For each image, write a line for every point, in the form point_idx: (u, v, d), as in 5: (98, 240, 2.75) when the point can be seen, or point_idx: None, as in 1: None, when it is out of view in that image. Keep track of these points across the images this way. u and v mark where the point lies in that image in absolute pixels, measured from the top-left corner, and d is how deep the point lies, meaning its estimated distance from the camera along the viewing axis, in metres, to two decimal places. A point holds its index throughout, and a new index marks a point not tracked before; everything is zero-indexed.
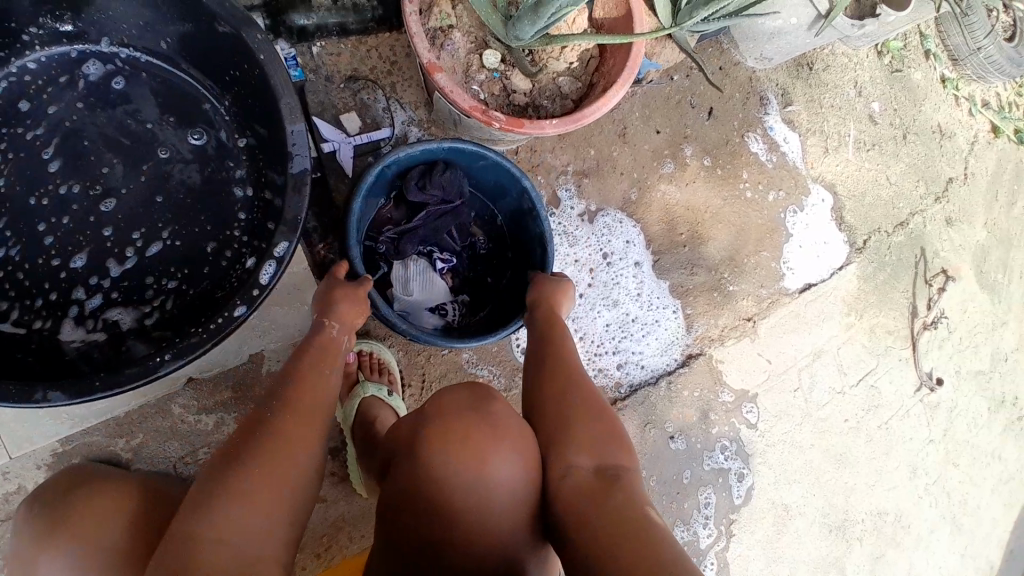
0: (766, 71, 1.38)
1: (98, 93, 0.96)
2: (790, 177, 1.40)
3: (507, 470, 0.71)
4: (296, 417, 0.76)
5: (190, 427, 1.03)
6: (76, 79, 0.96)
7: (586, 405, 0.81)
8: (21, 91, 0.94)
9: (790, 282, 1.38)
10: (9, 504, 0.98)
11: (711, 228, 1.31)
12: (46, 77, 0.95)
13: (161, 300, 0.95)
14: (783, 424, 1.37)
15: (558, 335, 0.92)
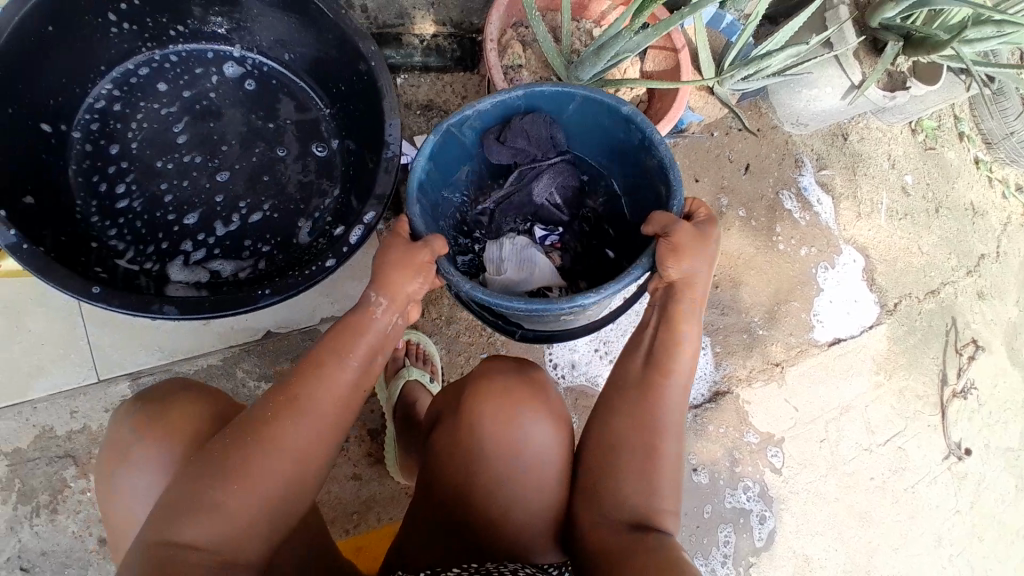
0: (802, 136, 1.48)
1: (226, 88, 1.13)
2: (822, 236, 1.46)
3: (534, 442, 0.78)
4: (298, 418, 0.76)
5: (249, 393, 1.13)
6: (208, 73, 1.14)
7: (648, 436, 0.78)
8: (162, 75, 1.13)
9: (820, 334, 1.43)
10: (70, 442, 1.09)
11: (743, 273, 1.39)
12: (184, 66, 1.13)
13: (255, 260, 1.07)
14: (807, 474, 1.38)
15: (650, 370, 0.82)
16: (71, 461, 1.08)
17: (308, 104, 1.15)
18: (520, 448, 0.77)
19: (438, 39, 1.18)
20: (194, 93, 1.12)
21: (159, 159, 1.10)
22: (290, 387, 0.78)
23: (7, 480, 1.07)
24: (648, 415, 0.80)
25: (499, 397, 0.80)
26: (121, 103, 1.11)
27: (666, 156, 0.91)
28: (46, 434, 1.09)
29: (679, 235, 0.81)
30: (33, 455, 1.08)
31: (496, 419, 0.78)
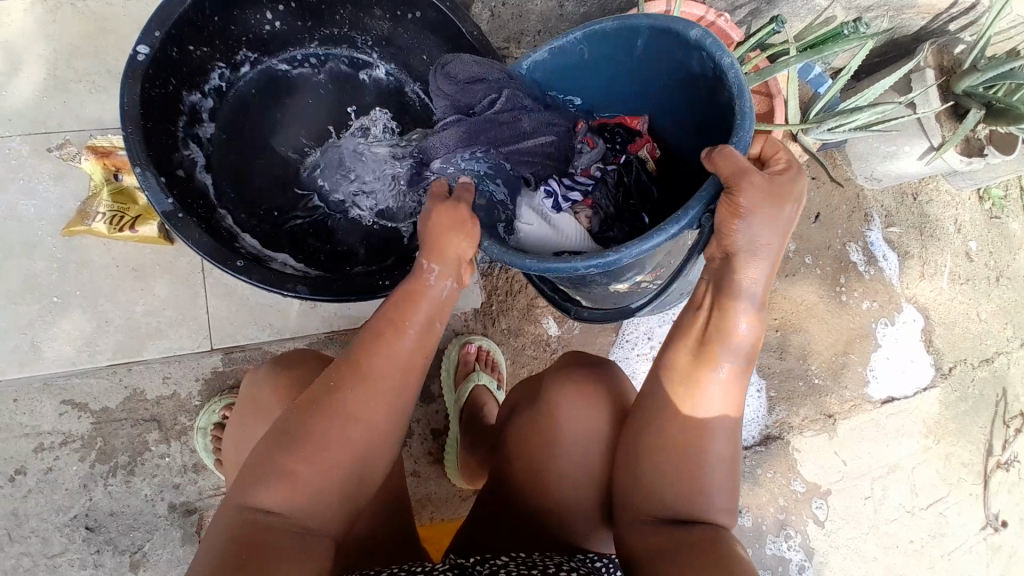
0: (873, 192, 1.49)
1: (357, 92, 1.17)
2: (884, 292, 1.47)
3: (588, 425, 0.84)
4: (363, 391, 0.74)
5: None
6: (342, 76, 1.17)
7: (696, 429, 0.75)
8: (299, 72, 1.16)
9: (874, 390, 1.42)
10: (158, 407, 1.13)
11: (805, 320, 1.38)
12: (319, 67, 1.17)
13: (364, 251, 1.12)
14: (849, 529, 1.37)
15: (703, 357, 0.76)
16: (156, 426, 1.13)
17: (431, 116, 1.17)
18: (576, 439, 0.84)
19: None
20: (331, 93, 1.16)
21: (290, 149, 1.13)
22: (354, 355, 0.76)
23: (90, 437, 1.11)
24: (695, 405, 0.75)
25: (569, 391, 0.85)
26: (257, 91, 1.14)
27: (737, 85, 0.76)
28: (136, 397, 1.13)
29: (742, 192, 0.70)
30: (121, 415, 1.12)
31: (574, 410, 0.84)
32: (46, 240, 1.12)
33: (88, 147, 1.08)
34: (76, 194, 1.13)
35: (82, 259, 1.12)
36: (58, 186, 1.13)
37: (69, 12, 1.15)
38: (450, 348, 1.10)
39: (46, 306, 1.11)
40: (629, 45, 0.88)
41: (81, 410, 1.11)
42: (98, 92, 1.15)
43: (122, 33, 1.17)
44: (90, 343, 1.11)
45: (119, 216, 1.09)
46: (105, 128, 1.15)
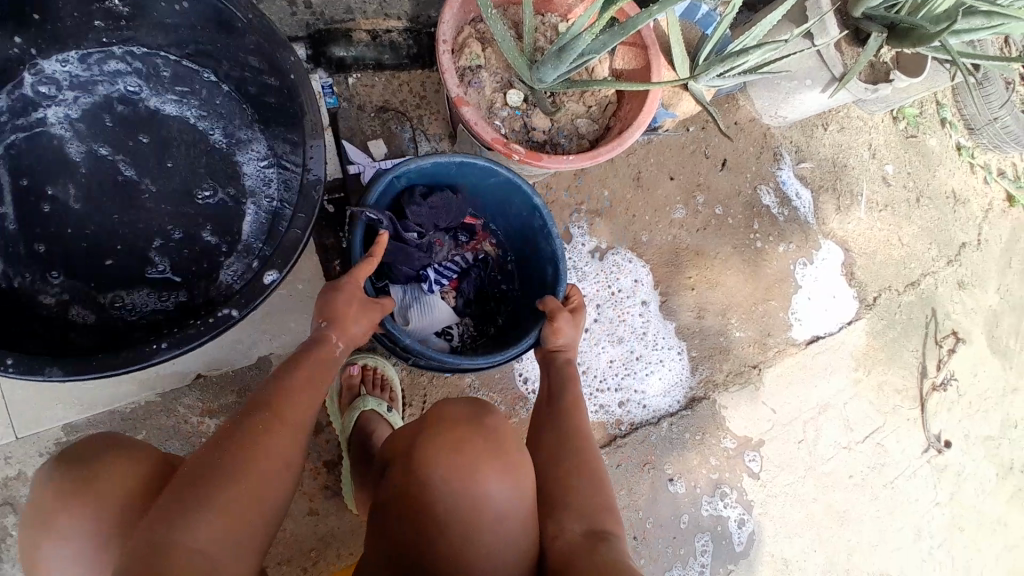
0: (781, 128, 1.42)
1: (127, 99, 1.00)
2: (801, 232, 1.42)
3: (495, 486, 0.73)
4: (288, 438, 0.73)
5: (194, 428, 1.03)
6: (133, 85, 1.00)
7: (584, 464, 0.85)
8: (76, 83, 0.97)
9: (799, 333, 1.39)
10: (8, 489, 0.99)
11: (721, 273, 1.33)
12: (103, 74, 0.98)
13: (180, 293, 0.97)
14: (786, 476, 1.36)
15: (574, 415, 0.91)
16: (12, 509, 0.98)
17: (231, 112, 1.01)
18: (479, 501, 0.71)
19: (392, 34, 1.12)
20: (89, 106, 0.98)
21: (75, 182, 0.97)
22: (276, 404, 0.75)
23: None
24: (584, 449, 0.87)
25: (453, 447, 0.74)
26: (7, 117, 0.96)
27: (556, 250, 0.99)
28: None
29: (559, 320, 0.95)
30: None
31: (455, 469, 0.72)
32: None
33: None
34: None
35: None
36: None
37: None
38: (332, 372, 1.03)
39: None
40: (486, 176, 1.00)
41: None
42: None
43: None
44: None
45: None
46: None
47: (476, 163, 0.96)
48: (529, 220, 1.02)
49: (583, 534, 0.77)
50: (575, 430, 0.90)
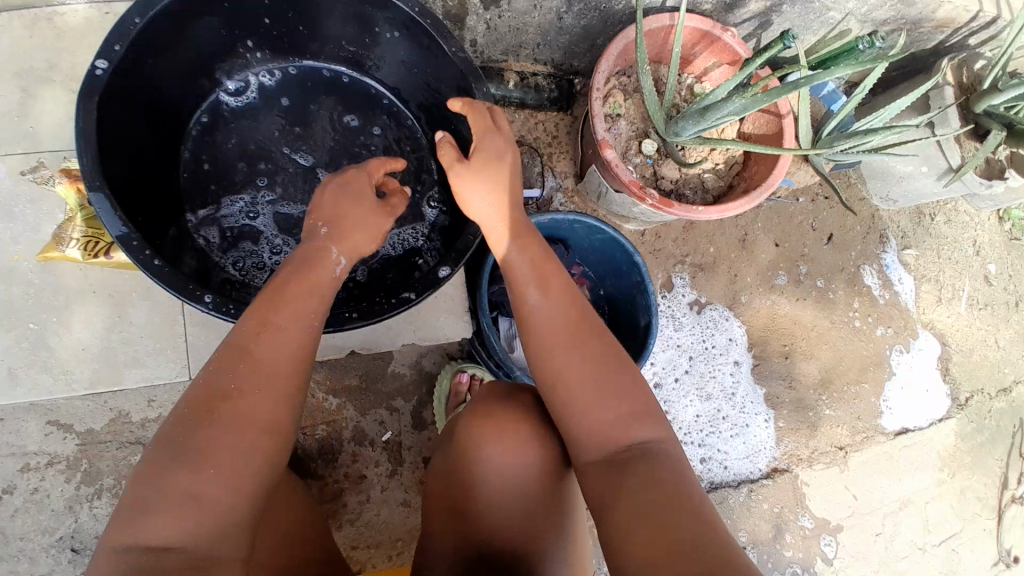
0: (890, 211, 1.41)
1: (318, 109, 1.04)
2: (900, 317, 1.40)
3: (519, 459, 0.74)
4: (256, 385, 0.63)
5: (317, 406, 1.05)
6: (338, 94, 1.05)
7: (620, 396, 0.67)
8: (294, 83, 1.04)
9: (888, 422, 1.37)
10: (143, 431, 1.01)
11: (815, 347, 1.31)
12: (316, 79, 1.04)
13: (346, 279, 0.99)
14: (858, 567, 1.31)
15: (592, 340, 0.69)
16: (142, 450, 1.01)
17: (402, 121, 1.06)
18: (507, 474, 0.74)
19: (538, 78, 1.18)
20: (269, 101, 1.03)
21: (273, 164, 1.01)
22: (241, 346, 0.64)
23: (75, 458, 1.00)
24: (612, 376, 0.68)
25: (480, 419, 0.77)
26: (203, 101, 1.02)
27: (650, 305, 0.98)
28: (120, 419, 1.01)
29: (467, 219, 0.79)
30: (106, 438, 1.00)
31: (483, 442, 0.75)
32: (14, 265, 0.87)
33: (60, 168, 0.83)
34: (51, 217, 0.89)
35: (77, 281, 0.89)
36: (36, 209, 0.88)
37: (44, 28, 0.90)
38: (443, 377, 1.07)
39: (23, 334, 0.88)
40: (592, 233, 1.02)
41: (65, 432, 0.99)
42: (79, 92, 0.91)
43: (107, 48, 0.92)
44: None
45: (93, 241, 0.85)
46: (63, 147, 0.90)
47: (587, 221, 0.98)
48: (628, 275, 1.02)
49: (608, 456, 0.67)
50: (598, 346, 0.69)
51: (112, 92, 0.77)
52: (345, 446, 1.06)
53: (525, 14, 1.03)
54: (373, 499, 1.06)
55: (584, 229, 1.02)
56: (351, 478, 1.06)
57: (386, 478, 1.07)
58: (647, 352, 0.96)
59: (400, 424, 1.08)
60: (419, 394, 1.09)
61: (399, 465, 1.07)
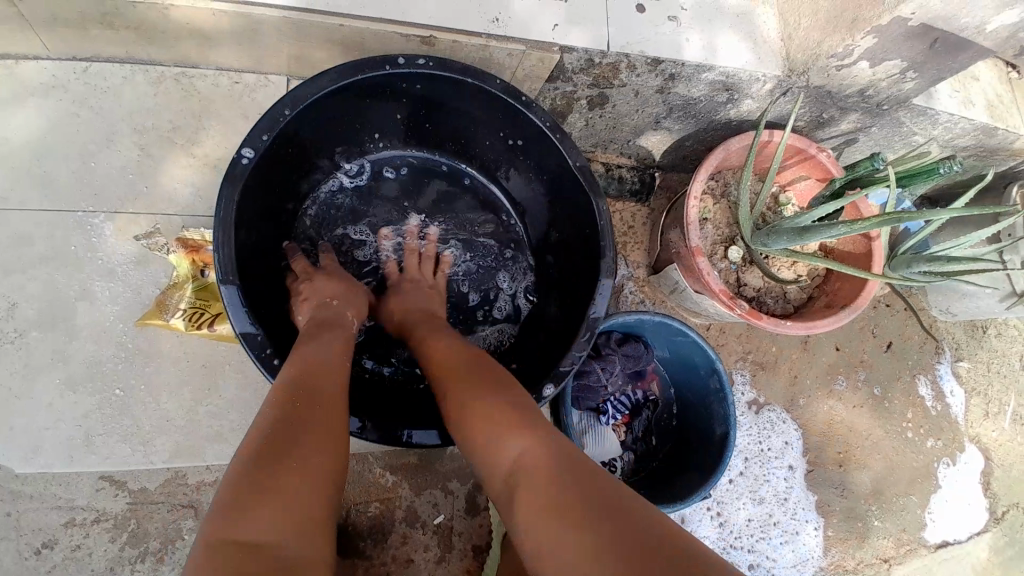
0: (946, 322, 1.43)
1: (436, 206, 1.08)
2: (949, 430, 1.40)
3: None
4: (320, 407, 0.64)
5: (373, 481, 1.02)
6: (456, 192, 1.09)
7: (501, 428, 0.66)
8: (420, 175, 1.08)
9: (931, 535, 1.36)
10: (198, 494, 0.96)
11: (868, 455, 1.31)
12: (440, 174, 1.09)
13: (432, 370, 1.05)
14: None
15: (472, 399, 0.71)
16: (193, 513, 0.96)
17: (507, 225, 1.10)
18: None
19: (622, 170, 1.18)
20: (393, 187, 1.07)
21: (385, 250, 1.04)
22: (292, 379, 0.67)
23: (122, 518, 0.93)
24: (484, 418, 0.68)
25: None
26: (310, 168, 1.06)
27: (727, 415, 0.96)
28: (177, 479, 0.96)
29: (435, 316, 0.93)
30: (159, 498, 0.95)
31: None
32: (119, 326, 0.94)
33: (178, 239, 0.93)
34: (155, 280, 0.95)
35: (175, 353, 0.96)
36: (140, 271, 0.95)
37: (172, 87, 0.96)
38: None
39: (110, 399, 0.93)
40: (673, 334, 0.99)
41: (117, 488, 0.93)
42: (196, 156, 0.97)
43: (225, 115, 0.98)
44: (144, 441, 0.94)
45: (198, 311, 0.93)
46: (172, 212, 0.96)
47: (673, 324, 0.96)
48: (704, 379, 1.00)
49: (505, 482, 0.63)
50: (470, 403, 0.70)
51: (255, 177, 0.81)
52: (397, 526, 1.03)
53: (625, 116, 1.04)
54: None
55: (662, 331, 1.01)
56: (399, 562, 1.02)
57: (433, 564, 1.03)
58: (723, 463, 0.92)
59: (453, 508, 1.05)
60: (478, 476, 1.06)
61: (447, 552, 1.03)
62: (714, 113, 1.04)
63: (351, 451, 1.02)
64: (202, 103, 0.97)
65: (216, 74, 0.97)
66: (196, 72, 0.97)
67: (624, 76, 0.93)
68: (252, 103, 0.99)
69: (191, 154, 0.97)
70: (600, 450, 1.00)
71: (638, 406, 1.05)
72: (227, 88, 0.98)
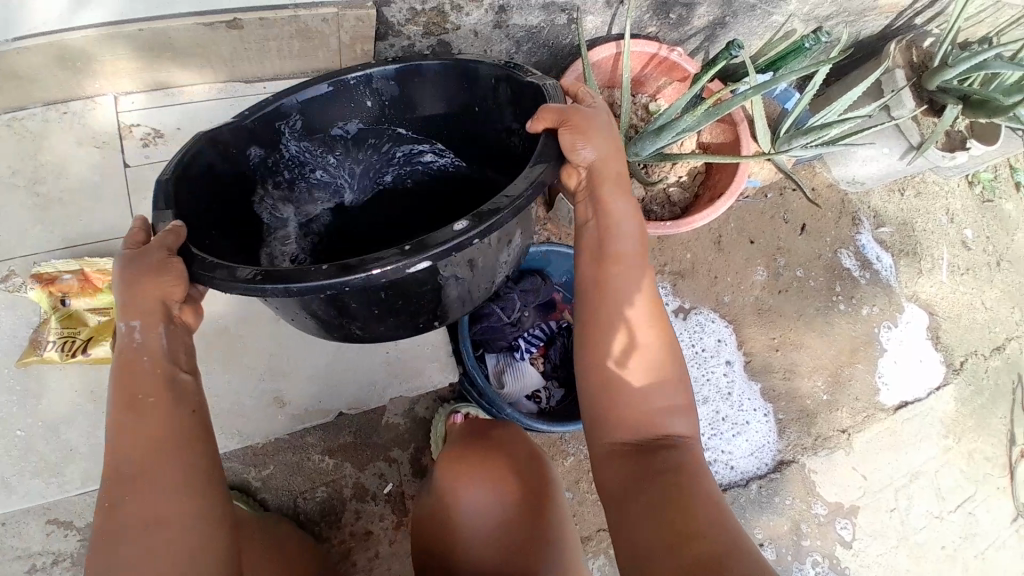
0: (859, 194, 1.45)
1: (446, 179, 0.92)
2: (883, 294, 1.42)
3: (474, 503, 0.83)
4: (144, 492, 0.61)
5: (315, 465, 1.07)
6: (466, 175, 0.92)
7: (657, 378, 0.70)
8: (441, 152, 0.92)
9: (887, 398, 1.37)
10: None
11: (803, 335, 1.34)
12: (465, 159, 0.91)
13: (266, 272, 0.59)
14: (878, 545, 1.31)
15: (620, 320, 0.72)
16: None
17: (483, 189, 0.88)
18: (471, 520, 0.83)
19: None
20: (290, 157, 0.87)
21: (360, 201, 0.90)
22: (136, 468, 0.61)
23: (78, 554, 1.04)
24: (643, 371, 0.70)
25: (481, 467, 0.86)
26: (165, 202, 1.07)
27: None
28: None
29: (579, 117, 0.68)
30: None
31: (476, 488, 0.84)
32: (23, 376, 1.00)
33: (31, 275, 0.97)
34: (27, 321, 1.01)
35: (57, 386, 1.01)
36: (9, 314, 1.01)
37: (6, 133, 1.03)
38: (438, 420, 1.08)
39: (10, 444, 0.98)
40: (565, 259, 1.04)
41: (66, 528, 1.03)
42: (41, 194, 1.03)
43: (54, 147, 1.04)
44: (56, 473, 0.98)
45: (69, 341, 0.98)
46: (27, 254, 1.02)
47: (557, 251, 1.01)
48: None
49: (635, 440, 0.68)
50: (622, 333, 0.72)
51: (223, 140, 0.77)
52: (349, 503, 1.07)
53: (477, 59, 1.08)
54: (384, 554, 1.06)
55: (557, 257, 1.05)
56: (358, 536, 1.06)
57: (393, 531, 1.07)
58: None
59: (400, 474, 1.08)
60: (415, 441, 1.09)
61: (403, 517, 1.07)
62: (561, 38, 1.08)
63: (286, 441, 1.06)
64: (34, 141, 1.04)
65: (43, 110, 1.04)
66: (24, 114, 1.04)
67: (453, 19, 0.98)
68: (81, 129, 1.05)
69: (36, 194, 1.03)
70: (519, 384, 1.04)
71: (553, 336, 1.08)
72: (55, 119, 1.05)
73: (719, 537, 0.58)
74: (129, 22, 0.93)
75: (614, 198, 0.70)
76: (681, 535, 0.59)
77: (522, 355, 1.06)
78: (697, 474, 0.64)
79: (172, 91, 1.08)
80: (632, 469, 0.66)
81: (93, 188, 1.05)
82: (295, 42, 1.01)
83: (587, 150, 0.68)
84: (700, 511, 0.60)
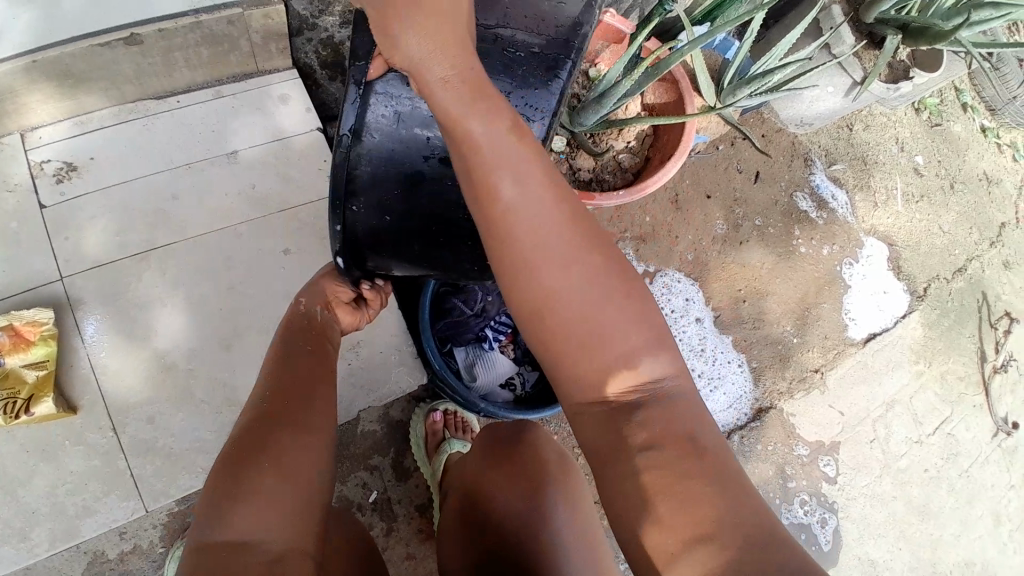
0: (807, 135, 1.45)
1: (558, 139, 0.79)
2: (842, 232, 1.44)
3: (503, 495, 0.81)
4: (297, 414, 0.68)
5: None
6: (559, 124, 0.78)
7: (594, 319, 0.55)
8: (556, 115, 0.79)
9: (855, 332, 1.40)
10: (124, 564, 1.01)
11: (767, 283, 1.36)
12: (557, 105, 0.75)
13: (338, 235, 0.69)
14: (862, 477, 1.35)
15: (537, 252, 0.54)
16: None
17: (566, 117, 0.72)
18: (503, 507, 0.80)
19: None
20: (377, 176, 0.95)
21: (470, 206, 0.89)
22: (280, 394, 0.69)
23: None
24: (573, 313, 0.55)
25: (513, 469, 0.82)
26: (90, 243, 1.06)
27: None
28: (99, 559, 1.00)
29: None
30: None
31: (506, 475, 0.82)
32: None
33: None
34: None
35: (18, 443, 0.99)
36: None
37: None
38: (415, 421, 1.07)
39: None
40: None
41: None
42: None
43: None
44: (23, 538, 0.98)
45: (11, 401, 0.95)
46: None
47: None
48: None
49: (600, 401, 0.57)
50: (532, 268, 0.55)
51: None
52: None
53: None
54: None
55: None
56: None
57: (384, 537, 1.07)
58: None
59: (383, 480, 1.08)
60: (395, 445, 1.09)
61: (394, 521, 1.07)
62: None
63: None
64: None
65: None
66: None
67: None
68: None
69: None
70: (490, 375, 1.03)
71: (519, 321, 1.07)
72: None
73: (716, 546, 0.48)
74: (37, 51, 0.98)
75: (454, 105, 0.52)
76: (664, 551, 0.51)
77: (490, 344, 1.05)
78: (702, 449, 0.53)
79: (80, 118, 1.09)
80: (611, 441, 0.56)
81: (14, 239, 1.04)
82: (204, 47, 1.07)
83: (402, 42, 0.51)
84: (702, 492, 0.51)
